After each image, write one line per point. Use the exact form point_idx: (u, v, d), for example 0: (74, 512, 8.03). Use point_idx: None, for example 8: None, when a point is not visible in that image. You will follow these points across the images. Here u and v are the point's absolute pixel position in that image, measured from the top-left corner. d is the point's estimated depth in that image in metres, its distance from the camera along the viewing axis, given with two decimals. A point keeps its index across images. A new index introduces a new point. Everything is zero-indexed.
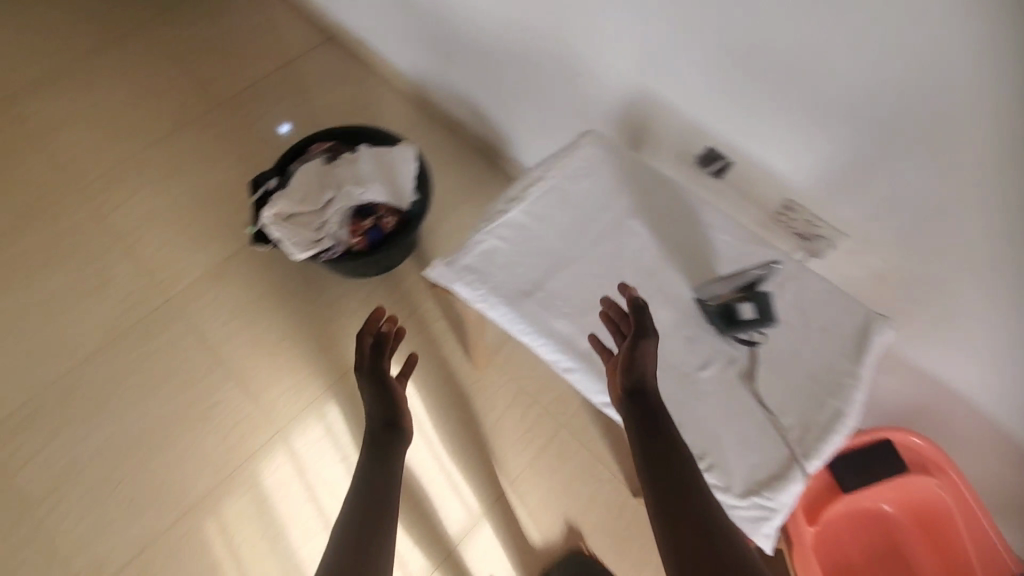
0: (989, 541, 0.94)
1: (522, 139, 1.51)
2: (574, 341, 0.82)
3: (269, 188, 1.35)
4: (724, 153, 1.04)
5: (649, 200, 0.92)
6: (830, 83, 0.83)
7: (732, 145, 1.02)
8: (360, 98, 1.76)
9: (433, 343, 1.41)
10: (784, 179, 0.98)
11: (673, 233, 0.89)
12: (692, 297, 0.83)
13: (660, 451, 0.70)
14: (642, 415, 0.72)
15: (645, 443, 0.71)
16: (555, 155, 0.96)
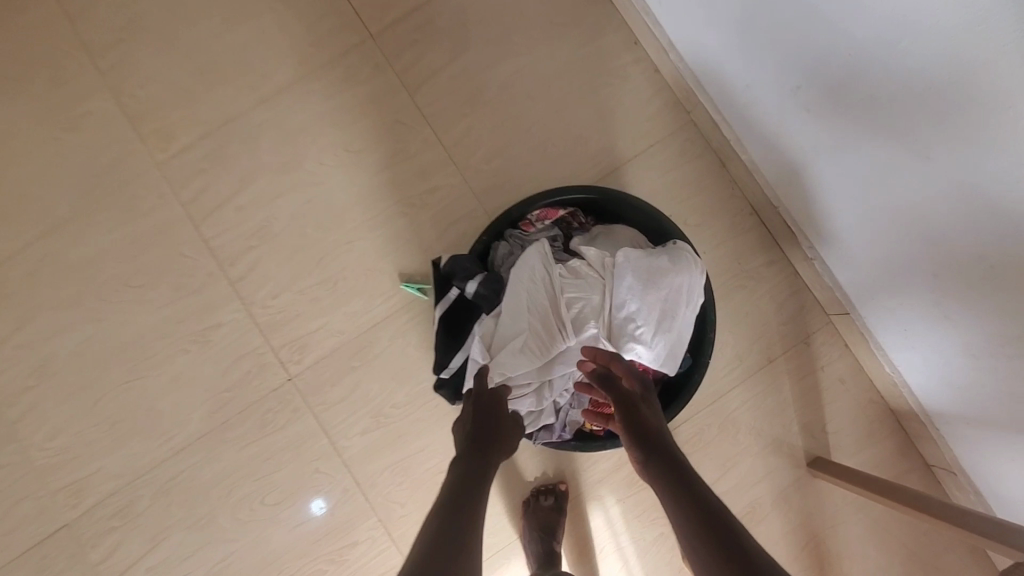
0: None
1: (863, 257, 0.94)
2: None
3: (464, 294, 0.84)
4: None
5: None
6: (981, 113, 0.62)
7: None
8: (588, 67, 1.08)
9: (642, 522, 1.03)
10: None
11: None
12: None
13: (690, 501, 0.60)
14: (667, 465, 0.64)
15: (673, 494, 0.62)
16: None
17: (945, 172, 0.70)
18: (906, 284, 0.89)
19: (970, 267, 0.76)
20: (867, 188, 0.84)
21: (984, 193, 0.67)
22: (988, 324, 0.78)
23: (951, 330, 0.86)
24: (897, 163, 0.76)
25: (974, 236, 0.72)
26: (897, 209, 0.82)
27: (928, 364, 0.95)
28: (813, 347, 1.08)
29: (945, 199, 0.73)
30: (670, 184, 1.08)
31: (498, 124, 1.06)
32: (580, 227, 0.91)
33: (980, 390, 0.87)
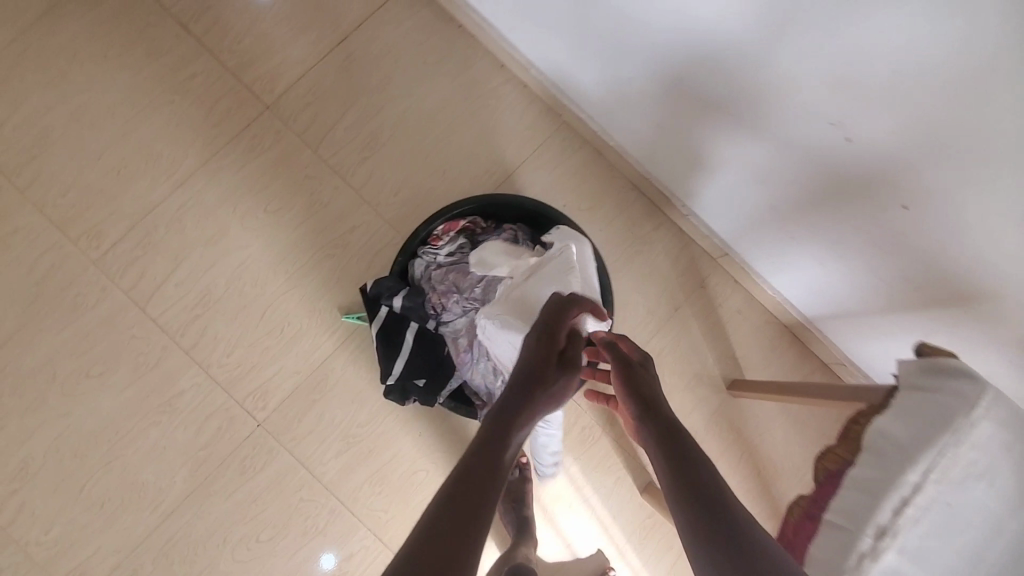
0: None
1: (724, 204, 1.11)
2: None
3: (392, 310, 0.96)
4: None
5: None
6: (804, 14, 0.70)
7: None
8: (464, 95, 1.23)
9: (600, 473, 1.17)
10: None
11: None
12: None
13: (678, 452, 0.69)
14: (671, 429, 0.72)
15: (673, 468, 0.68)
16: (940, 431, 0.65)
17: (782, 80, 0.79)
18: (774, 201, 0.99)
19: (825, 166, 0.85)
20: (720, 123, 0.94)
21: (822, 91, 0.76)
22: (850, 214, 0.89)
23: (807, 242, 1.01)
24: (741, 86, 0.85)
25: (791, 163, 0.90)
26: (750, 133, 0.91)
27: (795, 279, 1.12)
28: (708, 288, 1.25)
29: (788, 107, 0.81)
30: (557, 177, 1.23)
31: (396, 160, 1.19)
32: (483, 230, 1.04)
33: (839, 288, 1.04)
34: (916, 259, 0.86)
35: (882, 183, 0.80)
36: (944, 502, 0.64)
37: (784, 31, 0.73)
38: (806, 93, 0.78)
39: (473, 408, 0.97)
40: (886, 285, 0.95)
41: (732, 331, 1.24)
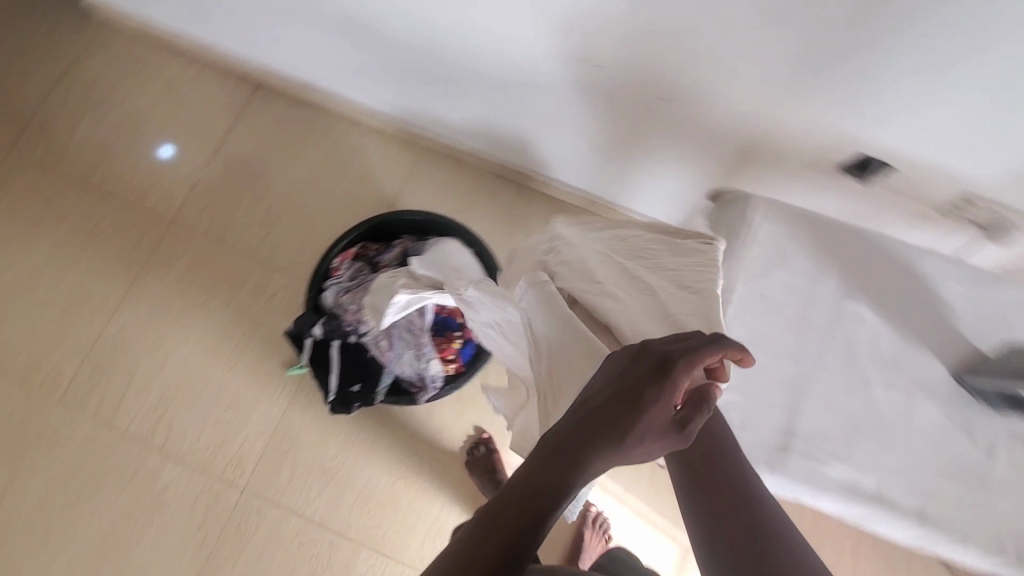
0: None
1: (569, 158, 1.29)
2: (861, 480, 0.73)
3: (317, 339, 1.10)
4: (885, 160, 0.90)
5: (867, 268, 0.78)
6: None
7: (903, 154, 0.87)
8: (330, 153, 1.41)
9: None
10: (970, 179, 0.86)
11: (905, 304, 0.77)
12: (955, 380, 0.75)
13: (732, 506, 0.57)
14: (730, 483, 0.58)
15: (724, 518, 0.56)
16: (738, 242, 0.79)
17: (537, 40, 0.97)
18: (596, 136, 1.18)
19: (605, 90, 1.03)
20: (524, 93, 1.12)
21: (564, 37, 0.94)
22: (644, 120, 1.07)
23: (636, 160, 1.19)
24: (516, 57, 1.03)
25: (585, 102, 1.08)
26: (546, 91, 1.10)
27: (649, 197, 1.29)
28: None
29: (554, 58, 0.99)
30: (432, 190, 1.41)
31: (292, 227, 1.35)
32: (376, 250, 1.20)
33: (678, 188, 1.21)
34: (705, 136, 1.03)
35: (646, 87, 0.97)
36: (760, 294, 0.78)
37: (513, 5, 0.91)
38: (557, 42, 0.96)
39: (414, 395, 1.11)
40: (703, 168, 1.12)
41: None
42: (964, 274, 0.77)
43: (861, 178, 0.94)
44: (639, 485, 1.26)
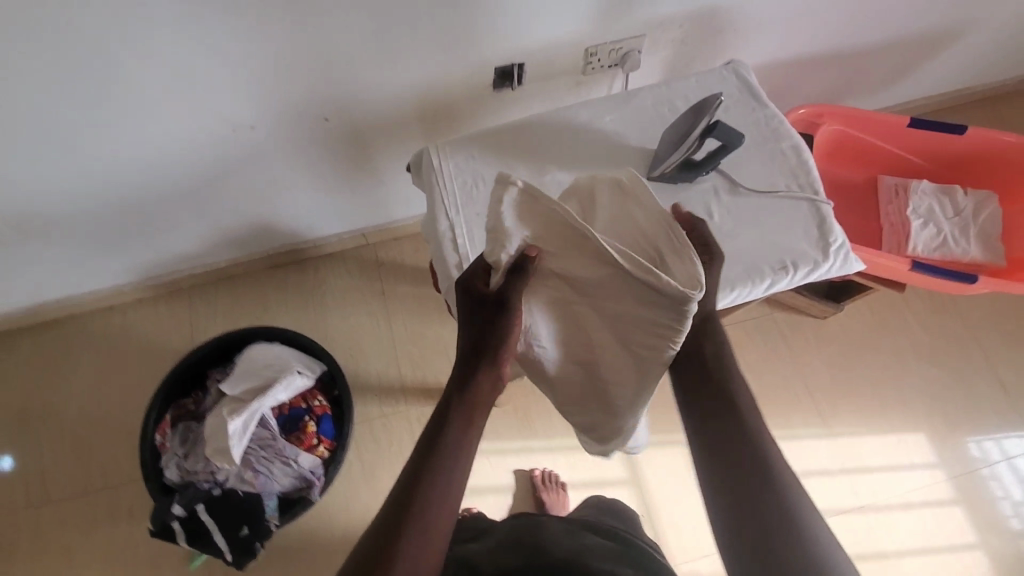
0: (878, 124, 1.16)
1: (315, 214, 1.32)
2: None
3: (183, 518, 1.03)
4: (516, 62, 1.04)
5: (538, 145, 0.88)
6: (114, 83, 0.91)
7: (521, 48, 1.02)
8: (103, 341, 1.36)
9: None
10: (577, 37, 1.02)
11: (579, 151, 0.88)
12: (651, 180, 0.86)
13: (727, 442, 0.60)
14: (733, 431, 0.61)
15: (715, 447, 0.61)
16: (434, 190, 0.85)
17: (175, 120, 1.00)
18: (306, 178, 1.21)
19: (271, 133, 1.08)
20: (214, 176, 1.14)
21: (192, 103, 0.98)
22: (326, 141, 1.12)
23: (355, 178, 1.24)
24: (175, 146, 1.05)
25: (268, 154, 1.12)
26: (229, 163, 1.12)
27: (396, 199, 1.35)
28: (379, 257, 1.46)
29: (205, 128, 1.03)
30: (217, 313, 1.39)
31: (108, 432, 1.28)
32: (194, 402, 1.16)
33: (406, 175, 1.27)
34: (378, 121, 1.11)
35: (295, 108, 1.04)
36: (476, 217, 0.83)
37: (126, 100, 0.94)
38: (193, 112, 0.99)
39: (306, 497, 1.06)
40: (405, 149, 1.19)
41: (420, 262, 1.45)
42: (606, 104, 0.91)
43: (515, 85, 1.08)
44: (556, 427, 1.31)
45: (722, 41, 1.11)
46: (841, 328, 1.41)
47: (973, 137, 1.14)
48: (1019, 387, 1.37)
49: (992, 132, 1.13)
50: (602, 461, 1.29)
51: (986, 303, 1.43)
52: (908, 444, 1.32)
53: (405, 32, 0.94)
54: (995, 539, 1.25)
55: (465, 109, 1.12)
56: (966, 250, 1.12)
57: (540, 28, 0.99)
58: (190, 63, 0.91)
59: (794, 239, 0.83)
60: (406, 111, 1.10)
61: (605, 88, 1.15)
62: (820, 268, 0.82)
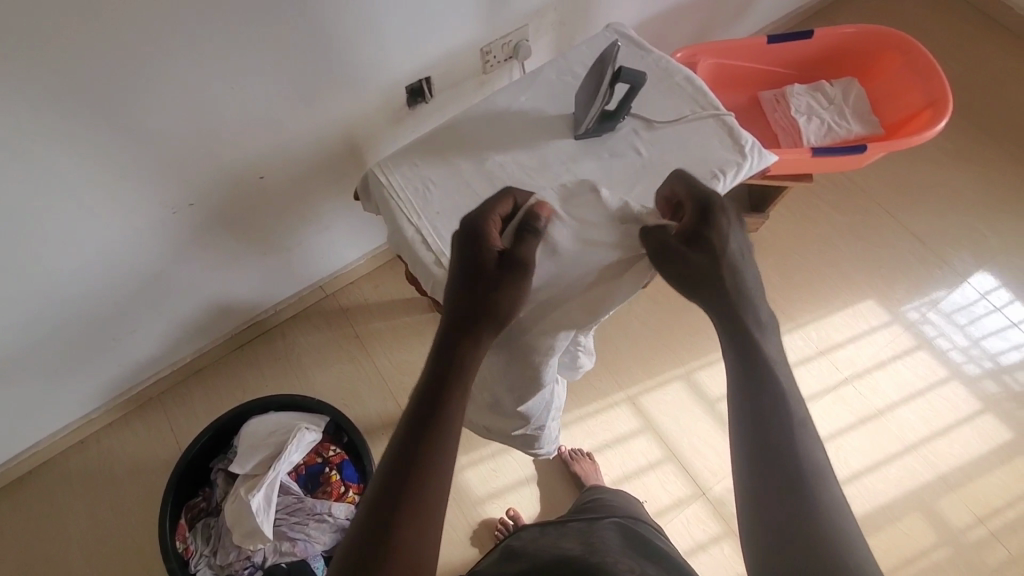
0: (742, 48, 1.32)
1: (269, 279, 1.32)
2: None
3: None
4: (422, 77, 1.11)
5: (470, 138, 0.95)
6: (35, 202, 0.88)
7: (424, 63, 1.09)
8: (85, 477, 1.28)
9: (474, 437, 1.33)
10: (470, 39, 1.10)
11: (508, 132, 0.95)
12: (579, 139, 0.94)
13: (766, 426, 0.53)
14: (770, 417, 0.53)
15: (752, 428, 0.53)
16: (390, 203, 0.89)
17: (108, 224, 0.98)
18: (252, 246, 1.21)
19: (207, 211, 1.08)
20: (158, 270, 1.12)
21: (122, 202, 0.97)
22: (264, 202, 1.14)
23: (301, 231, 1.25)
24: (114, 251, 1.03)
25: (210, 232, 1.12)
26: (172, 253, 1.11)
27: (344, 240, 1.36)
28: (343, 304, 1.47)
29: (140, 225, 1.02)
30: (197, 409, 1.35)
31: (119, 567, 1.20)
32: (205, 498, 1.12)
33: (348, 215, 1.30)
34: (310, 169, 1.14)
35: (226, 178, 1.04)
36: (437, 215, 0.88)
37: (51, 217, 0.92)
38: (124, 211, 0.98)
39: None
40: (341, 190, 1.23)
41: (385, 295, 1.47)
42: (517, 87, 0.99)
43: (427, 98, 1.14)
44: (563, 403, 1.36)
45: (593, 12, 1.23)
46: (774, 234, 1.55)
47: (821, 37, 1.32)
48: (931, 235, 1.56)
49: (834, 28, 1.31)
50: (615, 418, 1.35)
51: (880, 175, 1.62)
52: (862, 311, 1.47)
53: (315, 76, 0.98)
54: (957, 366, 1.42)
55: (387, 133, 1.17)
56: (850, 129, 1.28)
57: (434, 39, 1.06)
58: (111, 162, 0.90)
59: (713, 149, 0.93)
60: (333, 152, 1.14)
61: (506, 78, 1.23)
62: (744, 167, 0.92)
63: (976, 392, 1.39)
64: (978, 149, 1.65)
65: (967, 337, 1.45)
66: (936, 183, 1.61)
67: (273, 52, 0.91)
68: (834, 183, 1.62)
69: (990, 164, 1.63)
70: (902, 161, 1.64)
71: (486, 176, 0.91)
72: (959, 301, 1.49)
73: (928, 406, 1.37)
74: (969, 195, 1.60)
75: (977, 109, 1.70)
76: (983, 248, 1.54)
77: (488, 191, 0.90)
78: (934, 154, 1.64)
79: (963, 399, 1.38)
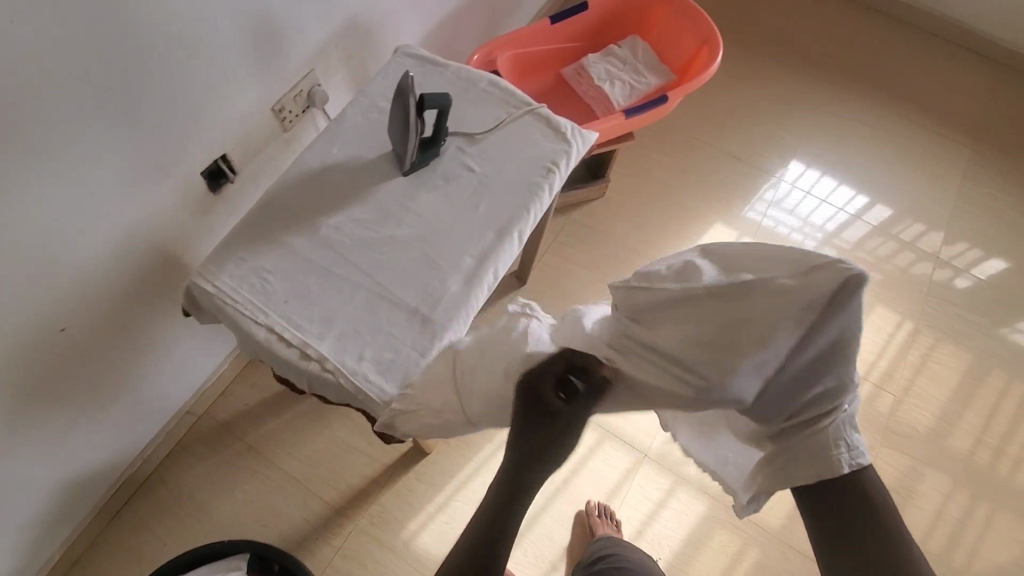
0: (531, 35, 1.35)
1: (122, 429, 1.13)
2: (469, 269, 0.83)
3: None
4: (217, 156, 0.99)
5: (294, 208, 0.86)
6: None
7: (213, 142, 0.97)
8: None
9: (415, 496, 1.25)
10: (258, 101, 1.00)
11: (332, 189, 0.88)
12: (407, 174, 0.89)
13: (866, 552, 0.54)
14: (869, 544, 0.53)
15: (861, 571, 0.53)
16: (227, 310, 0.79)
17: None
18: (85, 405, 1.02)
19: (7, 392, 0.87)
20: None
21: None
22: (79, 353, 0.95)
23: (140, 364, 1.07)
24: None
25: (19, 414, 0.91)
26: None
27: (196, 353, 1.20)
28: (222, 419, 1.30)
29: None
30: None
31: None
32: None
33: (190, 325, 1.14)
34: (123, 296, 0.97)
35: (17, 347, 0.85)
36: (286, 304, 0.79)
37: None
38: None
39: None
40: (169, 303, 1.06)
41: (266, 390, 1.33)
42: (325, 138, 0.92)
43: (232, 176, 1.03)
44: None
45: (378, 38, 1.18)
46: (620, 194, 1.64)
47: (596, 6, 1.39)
48: (744, 149, 1.73)
49: None
50: None
51: (687, 112, 1.77)
52: (715, 233, 1.61)
53: (82, 196, 0.83)
54: (802, 253, 1.59)
55: (202, 226, 1.04)
56: (649, 84, 1.37)
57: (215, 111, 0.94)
58: None
59: (539, 144, 0.94)
60: (144, 268, 0.98)
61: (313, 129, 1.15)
62: (573, 153, 0.93)
63: None
64: (752, 63, 1.86)
65: (802, 225, 1.63)
66: (731, 103, 1.79)
67: (15, 187, 0.74)
68: (651, 129, 1.74)
69: (768, 75, 1.85)
70: (699, 93, 1.81)
71: (326, 244, 0.83)
72: (784, 196, 1.68)
73: None
74: (761, 105, 1.80)
75: (739, 29, 1.92)
76: (786, 146, 1.75)
77: (333, 260, 0.82)
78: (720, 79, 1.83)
79: None
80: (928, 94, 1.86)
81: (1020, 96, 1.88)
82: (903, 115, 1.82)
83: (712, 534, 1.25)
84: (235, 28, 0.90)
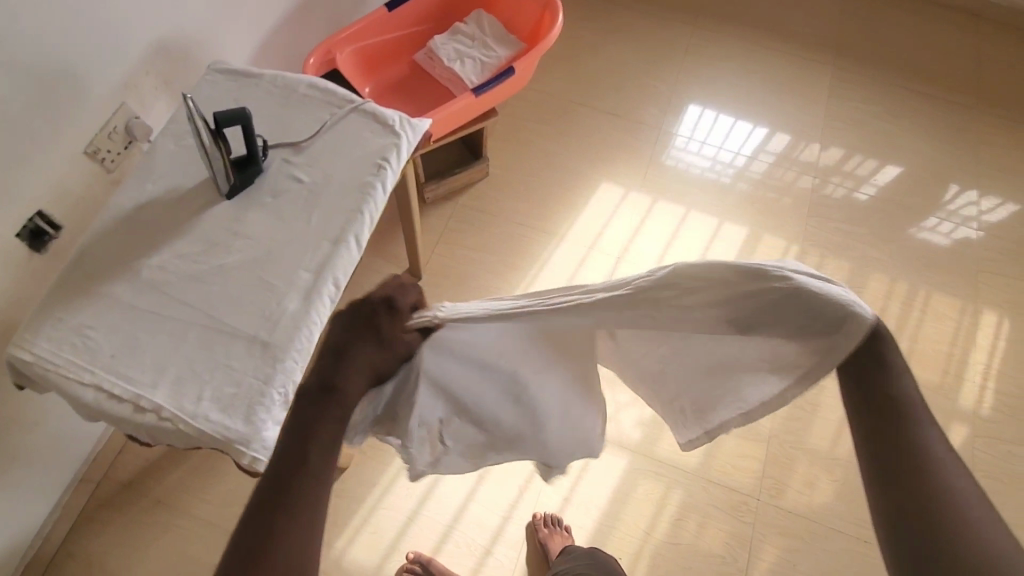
0: (369, 26, 1.30)
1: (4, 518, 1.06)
2: (306, 284, 0.80)
3: None
4: (30, 214, 0.90)
5: (111, 255, 0.81)
6: None
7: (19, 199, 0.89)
8: None
9: (340, 512, 1.24)
10: (64, 147, 0.93)
11: (152, 228, 0.83)
12: (230, 197, 0.85)
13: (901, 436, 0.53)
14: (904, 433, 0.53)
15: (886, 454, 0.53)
16: (49, 377, 0.74)
17: None
18: None
19: None
20: None
21: None
22: None
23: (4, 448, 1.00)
24: None
25: None
26: None
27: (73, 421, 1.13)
28: (123, 481, 1.24)
29: None
30: None
31: None
32: None
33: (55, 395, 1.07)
34: None
35: None
36: (113, 359, 0.74)
37: None
38: None
39: None
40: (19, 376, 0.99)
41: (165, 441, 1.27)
42: (136, 175, 0.86)
43: (55, 232, 0.93)
44: None
45: (198, 57, 1.11)
46: (503, 170, 1.63)
47: None
48: (616, 104, 1.75)
49: None
50: None
51: (560, 76, 1.77)
52: (601, 192, 1.62)
53: None
54: (687, 197, 1.63)
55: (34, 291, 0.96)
56: (499, 57, 1.35)
57: (16, 168, 0.86)
58: None
59: (367, 141, 0.91)
60: None
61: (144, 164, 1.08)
62: (403, 144, 0.91)
63: (709, 208, 1.61)
64: (611, 17, 1.87)
65: (683, 169, 1.67)
66: (596, 60, 1.80)
67: None
68: (522, 100, 1.73)
69: (627, 25, 1.86)
70: (564, 55, 1.80)
71: (151, 287, 0.79)
72: (662, 144, 1.70)
73: (681, 240, 1.57)
74: (626, 57, 1.81)
75: None
76: (657, 93, 1.77)
77: (160, 302, 0.78)
78: (582, 37, 1.83)
79: (704, 220, 1.60)
80: (787, 20, 1.91)
81: (866, 7, 1.95)
82: (764, 44, 1.86)
83: (635, 485, 1.29)
84: (9, 75, 0.82)
